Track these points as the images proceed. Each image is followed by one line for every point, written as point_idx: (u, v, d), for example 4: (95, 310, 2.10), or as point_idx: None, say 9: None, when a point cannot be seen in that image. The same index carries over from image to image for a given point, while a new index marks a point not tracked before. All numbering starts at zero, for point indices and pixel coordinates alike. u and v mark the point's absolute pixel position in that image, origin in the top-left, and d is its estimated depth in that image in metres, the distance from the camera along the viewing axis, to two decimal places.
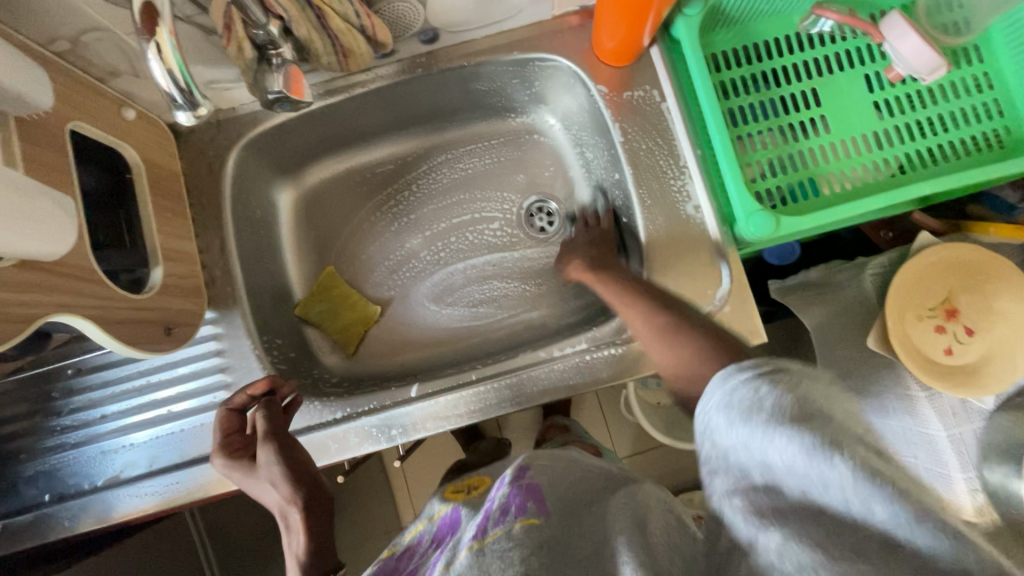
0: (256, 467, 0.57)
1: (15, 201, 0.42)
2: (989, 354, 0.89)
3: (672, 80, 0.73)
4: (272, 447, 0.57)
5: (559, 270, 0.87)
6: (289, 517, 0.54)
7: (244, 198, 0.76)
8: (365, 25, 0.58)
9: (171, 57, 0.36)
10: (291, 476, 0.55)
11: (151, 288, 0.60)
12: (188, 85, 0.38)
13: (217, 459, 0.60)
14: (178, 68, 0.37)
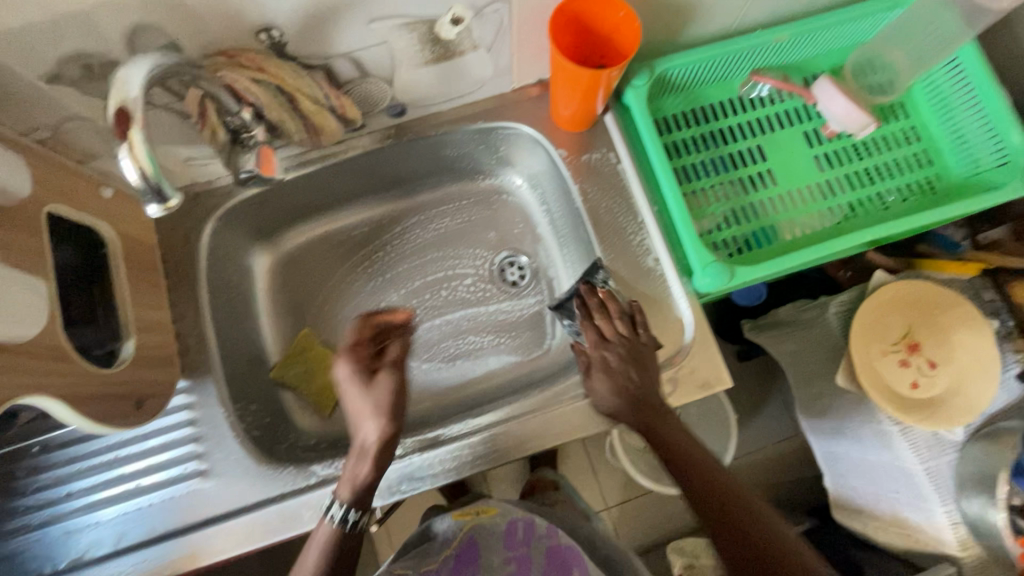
0: (373, 387, 0.64)
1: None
2: (953, 385, 0.92)
3: (626, 143, 0.78)
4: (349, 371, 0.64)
5: (532, 322, 0.89)
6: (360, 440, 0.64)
7: (219, 266, 0.78)
8: (335, 105, 0.63)
9: (141, 154, 0.40)
10: (392, 412, 0.63)
11: (123, 361, 0.61)
12: (155, 177, 0.41)
13: (342, 361, 0.66)
14: (147, 161, 0.40)
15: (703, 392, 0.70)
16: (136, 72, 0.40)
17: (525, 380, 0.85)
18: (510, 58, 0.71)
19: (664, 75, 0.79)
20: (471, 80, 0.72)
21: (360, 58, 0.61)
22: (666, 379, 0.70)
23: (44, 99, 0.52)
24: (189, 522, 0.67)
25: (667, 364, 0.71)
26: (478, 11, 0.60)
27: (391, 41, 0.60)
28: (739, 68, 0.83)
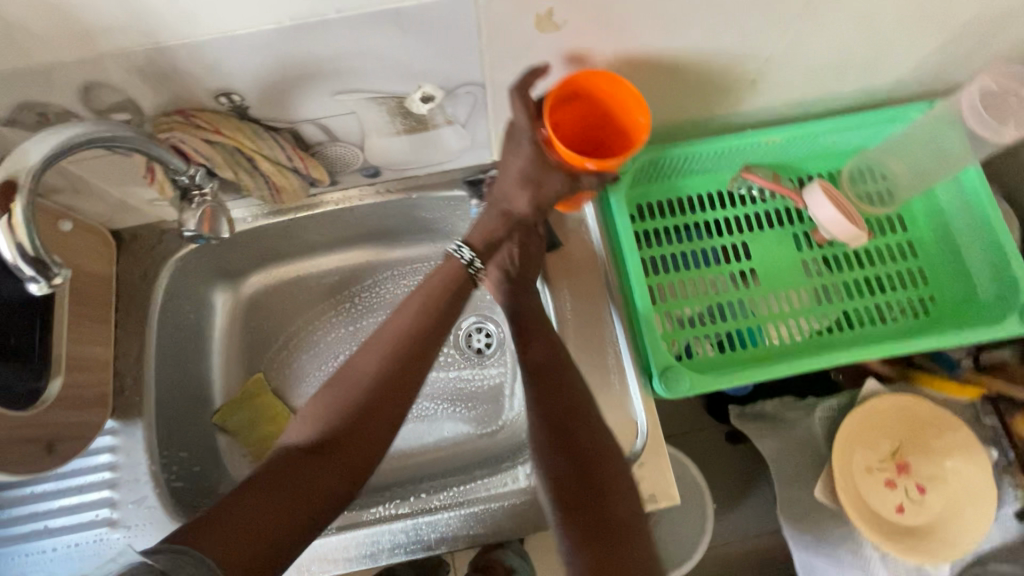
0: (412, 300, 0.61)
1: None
2: (946, 514, 0.83)
3: (601, 228, 0.76)
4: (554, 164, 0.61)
5: (488, 395, 0.86)
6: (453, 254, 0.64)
7: (176, 304, 0.77)
8: (298, 166, 0.62)
9: (22, 231, 0.38)
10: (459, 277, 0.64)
11: (43, 402, 0.58)
12: (42, 254, 0.39)
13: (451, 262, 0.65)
14: (27, 241, 0.38)
15: (648, 506, 0.65)
16: (41, 150, 0.39)
17: (472, 456, 0.81)
18: (488, 134, 0.69)
19: (649, 164, 0.77)
20: (447, 150, 0.71)
21: (327, 124, 0.61)
22: None
23: (0, 140, 0.52)
24: None
25: None
26: (449, 90, 0.60)
27: (359, 111, 0.60)
28: (729, 162, 0.81)
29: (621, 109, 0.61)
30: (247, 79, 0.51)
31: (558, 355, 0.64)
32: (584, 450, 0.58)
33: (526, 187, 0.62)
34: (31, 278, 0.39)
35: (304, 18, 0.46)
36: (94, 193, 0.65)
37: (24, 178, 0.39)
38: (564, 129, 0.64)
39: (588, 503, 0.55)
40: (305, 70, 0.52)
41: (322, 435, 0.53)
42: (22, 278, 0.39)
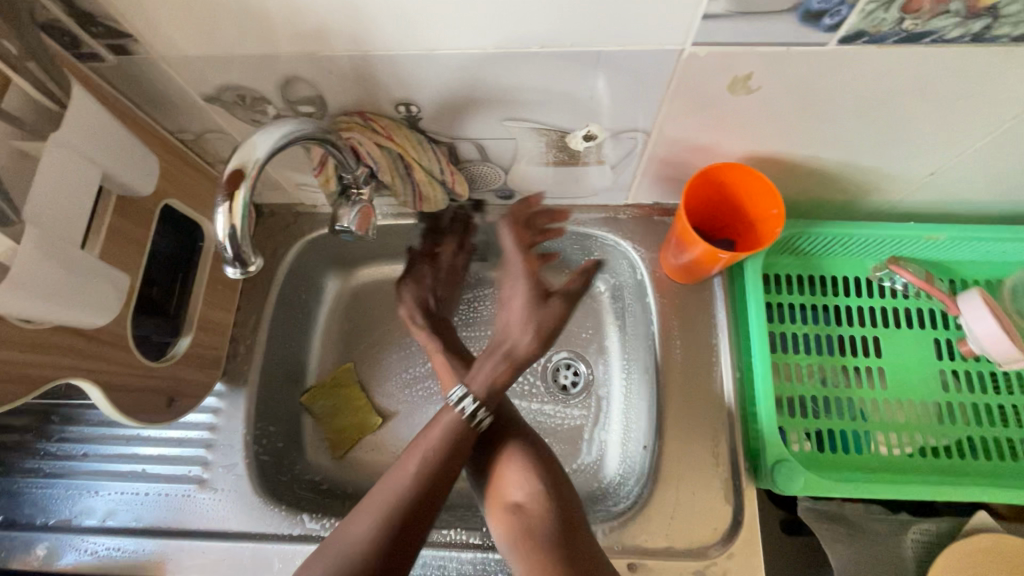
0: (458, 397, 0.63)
1: (91, 282, 0.46)
2: None
3: (726, 293, 0.72)
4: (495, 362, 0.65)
5: (566, 435, 0.83)
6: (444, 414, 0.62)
7: (294, 284, 0.80)
8: (446, 180, 0.64)
9: (238, 212, 0.41)
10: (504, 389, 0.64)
11: (172, 356, 0.62)
12: (244, 238, 0.42)
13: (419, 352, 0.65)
14: (239, 222, 0.41)
15: None
16: (266, 137, 0.42)
17: None
18: (632, 179, 0.68)
19: (790, 236, 0.73)
20: (586, 187, 0.70)
21: (484, 145, 0.61)
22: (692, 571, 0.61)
23: (199, 112, 0.56)
24: (171, 525, 0.67)
25: (695, 554, 0.62)
26: (613, 133, 0.58)
27: (519, 139, 0.60)
28: (877, 250, 0.75)
29: (752, 201, 0.62)
30: (430, 93, 0.52)
31: (515, 451, 0.65)
32: (548, 517, 0.60)
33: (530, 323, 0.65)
34: (230, 259, 0.42)
35: (509, 49, 0.46)
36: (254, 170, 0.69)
37: (248, 165, 0.41)
38: (698, 214, 0.67)
39: (559, 562, 0.56)
40: (485, 94, 0.53)
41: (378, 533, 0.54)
42: (223, 257, 0.42)
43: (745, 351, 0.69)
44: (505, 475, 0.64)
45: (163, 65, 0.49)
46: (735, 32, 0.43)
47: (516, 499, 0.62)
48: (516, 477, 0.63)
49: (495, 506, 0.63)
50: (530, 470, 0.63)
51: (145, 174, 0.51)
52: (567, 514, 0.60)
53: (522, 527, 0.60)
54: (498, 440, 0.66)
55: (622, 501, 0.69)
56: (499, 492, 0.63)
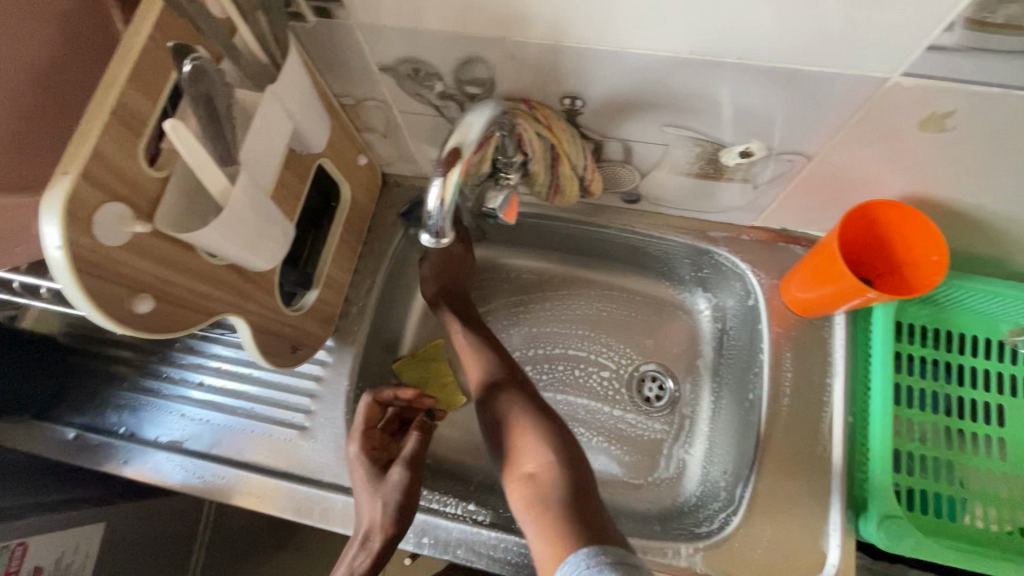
0: (382, 481, 0.62)
1: (271, 227, 0.48)
2: None
3: (848, 334, 0.69)
4: (408, 486, 0.62)
5: (646, 449, 0.82)
6: (369, 543, 0.59)
7: (406, 255, 0.82)
8: (586, 176, 0.63)
9: (450, 187, 0.45)
10: (363, 436, 0.66)
11: (301, 307, 0.65)
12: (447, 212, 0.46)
13: (355, 445, 0.66)
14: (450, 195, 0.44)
15: None
16: (480, 114, 0.44)
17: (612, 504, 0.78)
18: (770, 202, 0.66)
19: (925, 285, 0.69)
20: (719, 203, 0.68)
21: (632, 147, 0.61)
22: None
23: (371, 80, 0.58)
24: (271, 464, 0.70)
25: None
26: (772, 153, 0.57)
27: (671, 146, 0.59)
28: (1018, 314, 0.71)
29: (907, 243, 0.60)
30: (602, 90, 0.53)
31: (537, 422, 0.66)
32: (559, 484, 0.61)
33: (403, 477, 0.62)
34: (431, 229, 0.46)
35: (704, 56, 0.46)
36: (395, 142, 0.71)
37: (464, 144, 0.44)
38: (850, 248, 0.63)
39: (566, 526, 0.57)
40: (656, 98, 0.52)
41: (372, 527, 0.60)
42: (428, 227, 0.46)
43: (864, 399, 0.66)
44: (522, 447, 0.65)
45: (357, 30, 0.51)
46: (955, 66, 0.41)
47: (529, 468, 0.63)
48: (530, 448, 0.64)
49: (512, 475, 0.64)
50: (545, 442, 0.64)
51: (321, 132, 0.53)
52: (578, 484, 0.61)
53: (534, 495, 0.61)
54: (526, 416, 0.67)
55: (709, 526, 0.67)
56: (515, 464, 0.65)
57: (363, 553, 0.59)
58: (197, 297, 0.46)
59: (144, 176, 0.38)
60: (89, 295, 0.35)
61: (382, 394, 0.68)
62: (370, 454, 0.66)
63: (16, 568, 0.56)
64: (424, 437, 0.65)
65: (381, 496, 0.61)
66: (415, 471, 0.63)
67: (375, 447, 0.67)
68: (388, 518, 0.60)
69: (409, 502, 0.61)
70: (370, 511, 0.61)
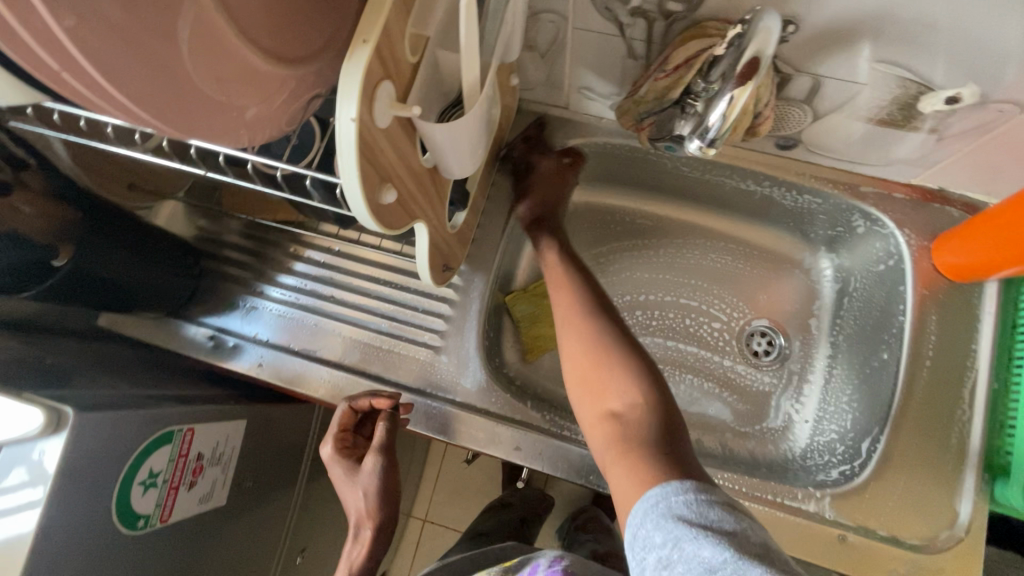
0: (361, 473, 0.65)
1: (482, 134, 0.47)
2: None
3: (998, 303, 0.67)
4: (384, 472, 0.65)
5: (752, 400, 0.83)
6: (361, 533, 0.65)
7: (532, 186, 0.81)
8: (763, 114, 0.60)
9: (735, 103, 0.49)
10: (336, 441, 0.68)
11: (454, 226, 0.64)
12: (723, 127, 0.51)
13: (330, 451, 0.68)
14: (733, 112, 0.49)
15: None
16: (779, 16, 0.44)
17: (715, 449, 0.79)
18: (946, 156, 0.64)
19: None
20: (887, 154, 0.66)
21: (822, 84, 0.58)
22: (904, 560, 0.61)
23: None
24: (404, 380, 0.72)
25: (911, 545, 0.62)
26: (982, 101, 0.54)
27: (870, 86, 0.56)
28: None
29: None
30: (825, 15, 0.49)
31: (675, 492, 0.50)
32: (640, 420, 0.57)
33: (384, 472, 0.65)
34: (707, 138, 0.52)
35: None
36: (552, 64, 0.68)
37: (759, 55, 0.45)
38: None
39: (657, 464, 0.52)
40: (881, 28, 0.49)
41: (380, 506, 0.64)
42: (705, 136, 0.52)
43: (1010, 369, 0.65)
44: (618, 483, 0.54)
45: None
46: None
47: (612, 407, 0.59)
48: (620, 382, 0.60)
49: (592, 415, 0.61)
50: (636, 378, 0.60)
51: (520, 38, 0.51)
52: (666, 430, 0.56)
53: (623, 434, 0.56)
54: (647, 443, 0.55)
55: (830, 478, 0.69)
56: (600, 396, 0.61)
57: (359, 540, 0.65)
58: (409, 198, 0.45)
59: (404, 59, 0.36)
60: (360, 176, 0.35)
61: (359, 400, 0.67)
62: (344, 452, 0.68)
63: (186, 452, 0.59)
64: (392, 425, 0.65)
65: (361, 484, 0.65)
66: (389, 456, 0.66)
67: (348, 446, 0.69)
68: (372, 504, 0.64)
69: (387, 488, 0.65)
70: (355, 502, 0.65)
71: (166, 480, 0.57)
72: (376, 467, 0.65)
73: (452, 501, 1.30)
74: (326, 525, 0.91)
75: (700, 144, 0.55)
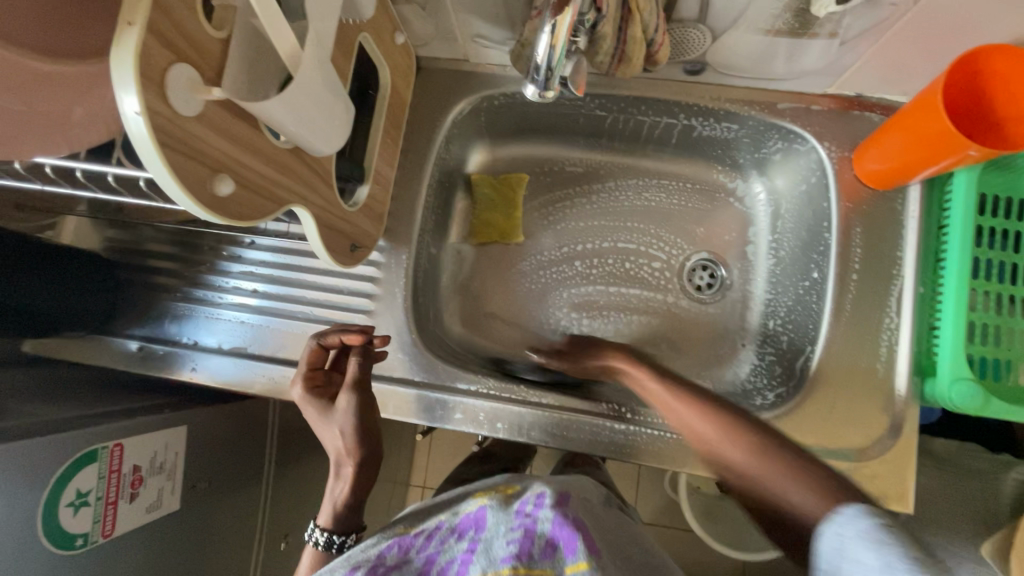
0: (333, 411, 0.58)
1: (336, 103, 0.44)
2: None
3: (922, 206, 0.66)
4: (360, 403, 0.57)
5: (699, 335, 0.83)
6: (343, 470, 0.56)
7: (448, 148, 0.78)
8: (655, 41, 0.57)
9: (558, 39, 0.46)
10: (305, 379, 0.61)
11: (354, 203, 0.62)
12: (552, 63, 0.48)
13: (297, 387, 0.61)
14: (556, 48, 0.46)
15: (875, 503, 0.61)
16: None
17: None
18: (854, 60, 0.61)
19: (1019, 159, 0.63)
20: (796, 66, 0.63)
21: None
22: (840, 470, 0.62)
23: None
24: None
25: (844, 456, 0.63)
26: None
27: None
28: None
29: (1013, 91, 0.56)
30: None
31: (772, 451, 0.51)
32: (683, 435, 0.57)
33: (362, 398, 0.58)
34: (539, 81, 0.50)
35: None
36: (436, 14, 0.64)
37: None
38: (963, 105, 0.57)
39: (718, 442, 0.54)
40: None
41: (360, 448, 0.55)
42: (532, 81, 0.50)
43: (936, 272, 0.65)
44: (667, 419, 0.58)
45: None
46: None
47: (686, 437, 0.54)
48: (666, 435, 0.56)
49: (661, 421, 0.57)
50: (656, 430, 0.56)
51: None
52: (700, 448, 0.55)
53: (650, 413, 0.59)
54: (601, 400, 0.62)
55: (771, 401, 0.70)
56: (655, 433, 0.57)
57: (341, 480, 0.56)
58: (264, 182, 0.42)
59: (205, 35, 0.33)
60: (172, 171, 0.33)
61: (329, 336, 0.63)
62: (316, 392, 0.61)
63: (118, 467, 0.59)
64: (364, 357, 0.61)
65: (335, 423, 0.57)
66: (364, 391, 0.59)
67: (321, 387, 0.62)
68: (352, 440, 0.56)
69: (368, 423, 0.57)
70: (332, 442, 0.57)
71: (100, 498, 0.58)
72: (351, 398, 0.57)
73: (445, 466, 1.32)
74: (306, 510, 0.92)
75: (536, 89, 0.52)
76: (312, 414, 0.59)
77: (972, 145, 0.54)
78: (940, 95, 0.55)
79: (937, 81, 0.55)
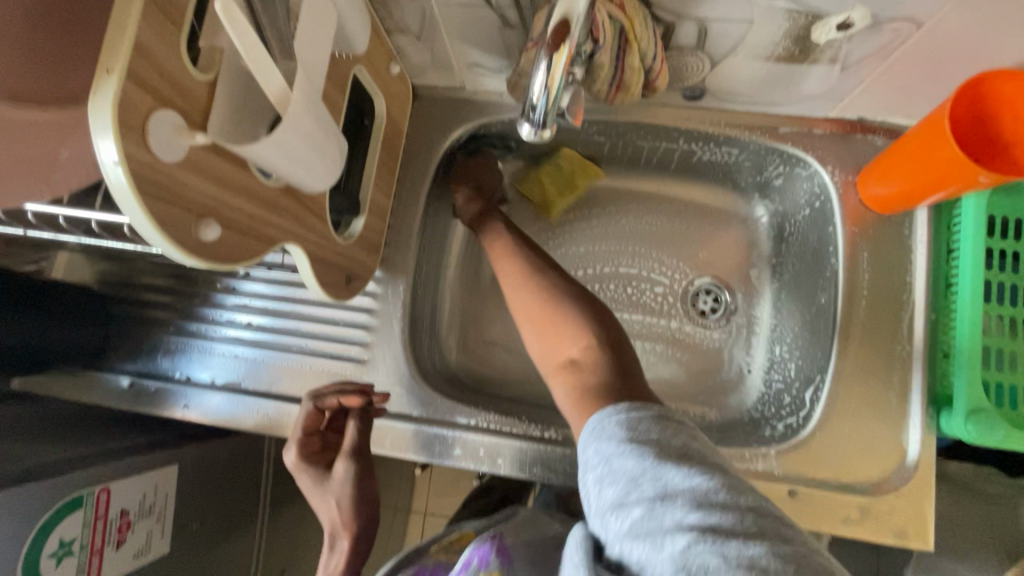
0: (331, 481, 0.60)
1: (328, 139, 0.43)
2: None
3: (931, 230, 0.65)
4: (357, 474, 0.61)
5: (704, 361, 0.81)
6: (339, 543, 0.59)
7: (445, 175, 0.77)
8: (654, 69, 0.56)
9: (554, 77, 0.45)
10: (302, 443, 0.62)
11: (349, 236, 0.61)
12: (548, 101, 0.47)
13: (292, 453, 0.62)
14: (552, 86, 0.45)
15: (893, 541, 0.59)
16: None
17: (671, 417, 0.77)
18: (855, 84, 0.60)
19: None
20: (796, 91, 0.62)
21: (709, 28, 0.53)
22: (856, 505, 0.60)
23: None
24: None
25: (860, 491, 0.61)
26: (874, 24, 0.50)
27: (757, 22, 0.52)
28: None
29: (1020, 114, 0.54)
30: None
31: None
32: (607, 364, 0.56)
33: (361, 468, 0.61)
34: (534, 119, 0.49)
35: None
36: (432, 44, 0.63)
37: (572, 18, 0.41)
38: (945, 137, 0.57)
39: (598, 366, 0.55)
40: None
41: (354, 514, 0.59)
42: (527, 118, 0.49)
43: (948, 297, 0.63)
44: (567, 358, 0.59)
45: None
46: None
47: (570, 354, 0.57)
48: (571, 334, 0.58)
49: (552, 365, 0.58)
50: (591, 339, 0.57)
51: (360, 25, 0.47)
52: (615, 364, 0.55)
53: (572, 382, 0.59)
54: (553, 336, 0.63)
55: (782, 433, 0.67)
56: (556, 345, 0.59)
57: (336, 554, 0.60)
58: (254, 223, 0.41)
59: (190, 79, 0.32)
60: (155, 220, 0.31)
61: (326, 399, 0.63)
62: (313, 458, 0.63)
63: (104, 513, 0.57)
64: (363, 421, 0.63)
65: (334, 493, 0.60)
66: (362, 458, 0.62)
67: (316, 451, 0.63)
68: (350, 512, 0.59)
69: (365, 491, 0.61)
70: (327, 511, 0.60)
71: (85, 546, 0.56)
72: (352, 469, 0.60)
73: (447, 494, 1.28)
74: (303, 547, 0.89)
75: (532, 128, 0.51)
76: (308, 480, 0.61)
77: (983, 171, 0.53)
78: (946, 120, 0.54)
79: (943, 106, 0.54)
